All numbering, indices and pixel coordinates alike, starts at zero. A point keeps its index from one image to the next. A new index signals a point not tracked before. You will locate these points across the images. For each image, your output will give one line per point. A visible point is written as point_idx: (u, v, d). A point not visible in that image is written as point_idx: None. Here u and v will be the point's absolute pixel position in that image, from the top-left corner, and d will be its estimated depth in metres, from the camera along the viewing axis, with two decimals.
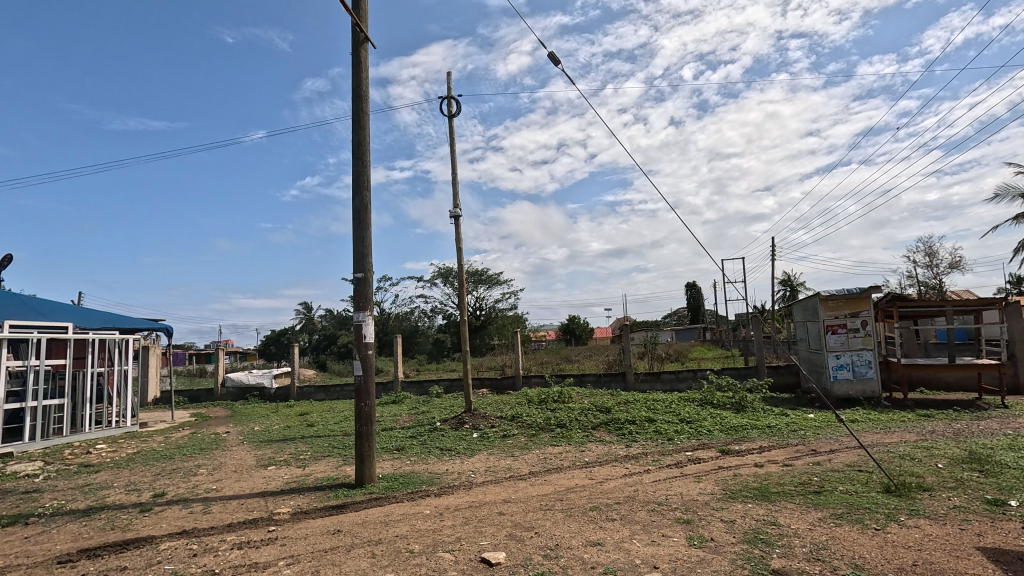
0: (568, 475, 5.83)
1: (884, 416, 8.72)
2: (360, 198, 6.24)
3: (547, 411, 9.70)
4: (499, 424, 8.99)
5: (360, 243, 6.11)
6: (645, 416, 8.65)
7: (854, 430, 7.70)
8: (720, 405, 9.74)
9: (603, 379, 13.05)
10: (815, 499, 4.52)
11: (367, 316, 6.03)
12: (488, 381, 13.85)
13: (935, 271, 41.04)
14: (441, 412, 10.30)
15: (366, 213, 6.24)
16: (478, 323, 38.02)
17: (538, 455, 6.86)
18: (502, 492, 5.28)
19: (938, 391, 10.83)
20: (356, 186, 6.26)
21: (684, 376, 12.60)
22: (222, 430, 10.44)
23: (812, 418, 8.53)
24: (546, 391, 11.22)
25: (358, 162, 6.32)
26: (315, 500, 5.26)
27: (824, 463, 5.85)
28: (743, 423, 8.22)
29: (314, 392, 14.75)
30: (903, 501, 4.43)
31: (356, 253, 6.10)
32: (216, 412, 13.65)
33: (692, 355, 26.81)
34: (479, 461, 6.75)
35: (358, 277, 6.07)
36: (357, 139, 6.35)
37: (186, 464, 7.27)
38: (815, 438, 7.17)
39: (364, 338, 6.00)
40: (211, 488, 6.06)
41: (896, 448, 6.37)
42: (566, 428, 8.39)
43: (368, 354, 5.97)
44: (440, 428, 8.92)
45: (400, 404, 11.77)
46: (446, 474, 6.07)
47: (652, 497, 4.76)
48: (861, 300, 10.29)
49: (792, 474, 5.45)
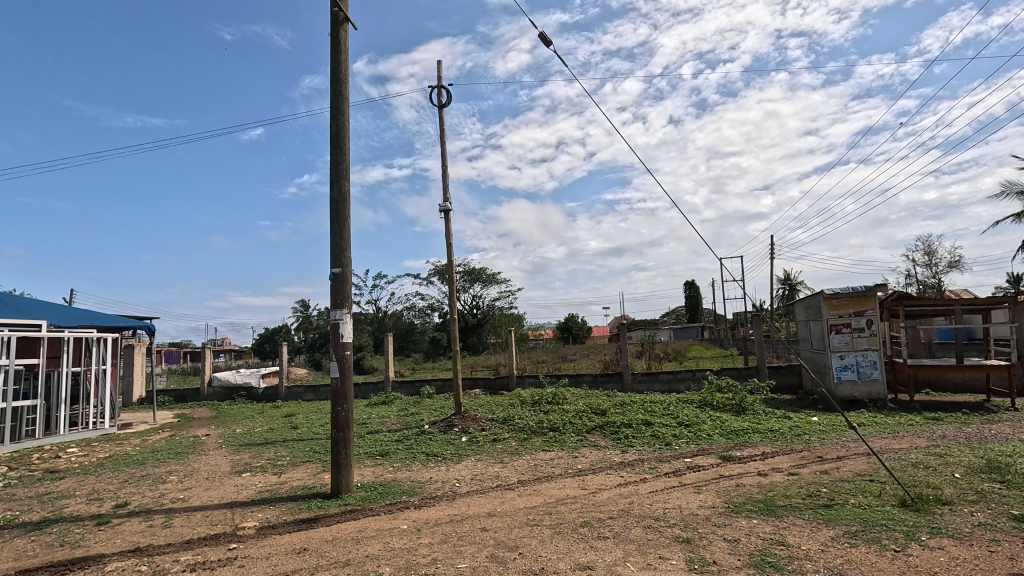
0: (559, 484, 5.45)
1: (891, 420, 8.36)
2: (337, 187, 5.85)
3: (540, 413, 9.32)
4: (489, 427, 8.60)
5: (338, 236, 5.72)
6: (642, 419, 8.27)
7: (862, 434, 7.33)
8: (720, 407, 9.37)
9: (600, 380, 12.67)
10: (825, 515, 4.15)
11: (344, 314, 5.64)
12: (481, 381, 13.47)
13: (935, 269, 40.69)
14: (430, 414, 9.92)
15: (344, 203, 5.85)
16: (475, 322, 37.60)
17: (529, 462, 6.48)
18: (486, 504, 4.90)
19: (944, 393, 10.47)
20: (335, 175, 5.87)
21: (683, 376, 12.23)
22: (202, 432, 10.05)
23: (816, 422, 8.16)
24: (540, 392, 10.84)
25: (337, 149, 5.93)
26: (284, 513, 4.87)
27: (832, 472, 5.47)
28: (744, 426, 7.85)
29: (303, 392, 14.37)
30: (922, 517, 4.06)
31: (333, 247, 5.72)
32: (202, 413, 13.26)
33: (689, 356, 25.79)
34: (466, 467, 6.36)
35: (335, 272, 5.68)
36: (335, 125, 5.96)
37: (157, 471, 6.87)
38: (820, 444, 6.80)
39: (341, 338, 5.61)
40: (177, 498, 5.67)
41: (908, 455, 5.99)
42: (559, 432, 8.02)
43: (345, 354, 5.59)
44: (427, 432, 8.54)
45: (389, 406, 11.38)
46: (428, 483, 5.69)
47: (648, 511, 4.39)
48: (866, 298, 9.92)
49: (799, 484, 5.07)
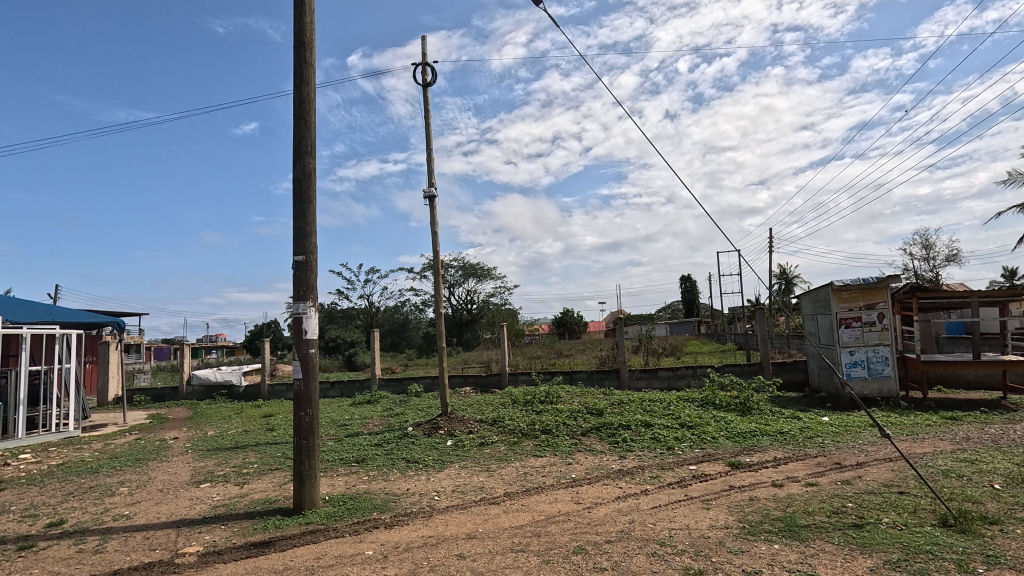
0: (550, 498, 4.85)
1: (907, 420, 7.82)
2: (301, 164, 5.20)
3: (532, 413, 8.72)
4: (477, 429, 8.01)
5: (301, 219, 5.08)
6: (642, 420, 7.69)
7: (879, 437, 6.77)
8: (724, 406, 8.82)
9: (596, 377, 12.10)
10: (858, 538, 3.56)
11: (309, 308, 5.01)
12: (471, 379, 12.88)
13: (933, 262, 40.40)
14: (415, 415, 9.32)
15: (308, 183, 5.19)
16: (469, 317, 37.01)
17: (518, 470, 5.89)
18: (468, 523, 4.30)
19: (958, 390, 9.93)
20: (298, 150, 5.21)
21: (683, 373, 11.67)
22: (171, 435, 9.40)
23: (828, 423, 7.60)
24: (532, 390, 10.24)
25: (300, 123, 5.27)
26: (235, 535, 4.27)
27: (855, 482, 4.89)
28: (751, 428, 7.28)
29: (286, 391, 13.75)
30: (972, 541, 3.47)
31: (297, 231, 5.08)
32: (177, 413, 12.60)
33: (694, 356, 21.91)
34: (447, 477, 5.75)
35: (297, 260, 5.04)
36: (298, 96, 5.30)
37: (108, 481, 6.23)
38: (836, 448, 6.23)
39: (305, 335, 4.97)
40: (121, 515, 5.03)
41: (936, 462, 5.43)
42: (552, 435, 7.43)
43: (310, 353, 4.96)
44: (411, 435, 7.93)
45: (373, 406, 10.77)
46: (404, 496, 5.08)
47: (652, 533, 3.80)
48: (877, 290, 9.37)
49: (820, 497, 4.48)
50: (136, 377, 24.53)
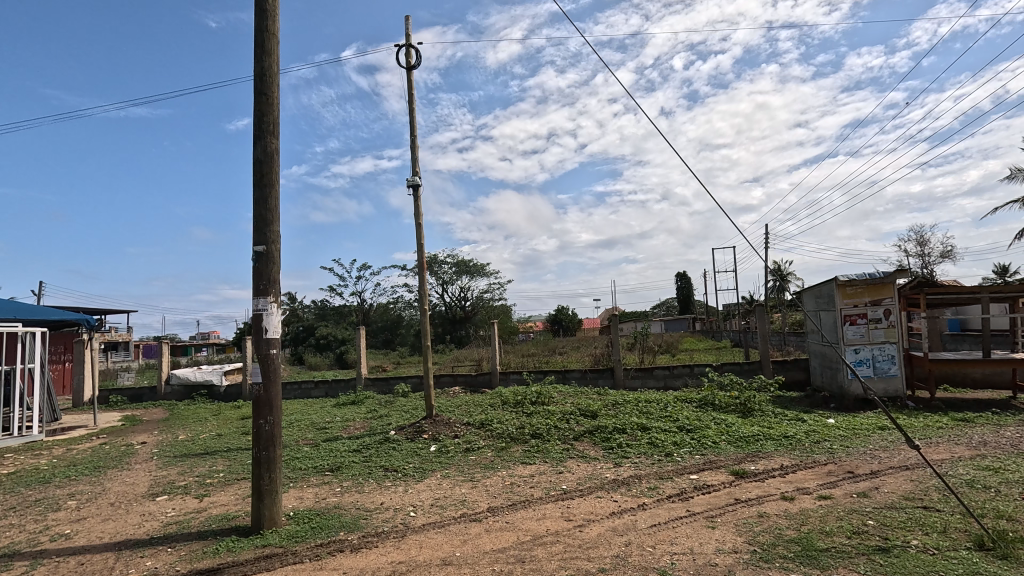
0: (538, 514, 4.38)
1: (918, 422, 7.40)
2: (261, 145, 4.66)
3: (521, 416, 8.25)
4: (463, 433, 7.54)
5: (261, 206, 4.57)
6: (638, 423, 7.24)
7: (889, 441, 6.36)
8: (724, 408, 8.40)
9: (590, 376, 11.65)
10: (886, 566, 3.11)
11: (270, 304, 4.50)
12: (461, 378, 12.41)
13: (928, 259, 40.35)
14: (399, 417, 8.86)
15: (269, 165, 4.66)
16: (463, 314, 36.54)
17: (504, 480, 5.42)
18: (445, 545, 3.83)
19: (965, 390, 9.57)
20: (258, 129, 4.67)
21: (680, 372, 11.25)
22: (140, 439, 8.87)
23: (834, 426, 7.19)
24: (523, 390, 9.76)
25: (260, 98, 4.72)
26: (181, 561, 3.76)
27: (873, 495, 4.45)
28: (754, 432, 6.86)
29: None
30: (1017, 570, 3.02)
31: (257, 218, 4.56)
32: (153, 414, 12.04)
33: (707, 356, 20.00)
34: (427, 489, 5.28)
35: (257, 251, 4.52)
36: (259, 69, 4.74)
37: (56, 493, 5.69)
38: (846, 454, 5.81)
39: (265, 333, 4.45)
40: (60, 534, 4.52)
41: (957, 470, 5.01)
42: (542, 439, 6.97)
43: (272, 354, 4.45)
44: (392, 439, 7.46)
45: (357, 408, 10.29)
46: (377, 512, 4.59)
47: (651, 560, 3.34)
48: (884, 286, 8.96)
49: (837, 514, 4.05)
50: (119, 377, 23.80)
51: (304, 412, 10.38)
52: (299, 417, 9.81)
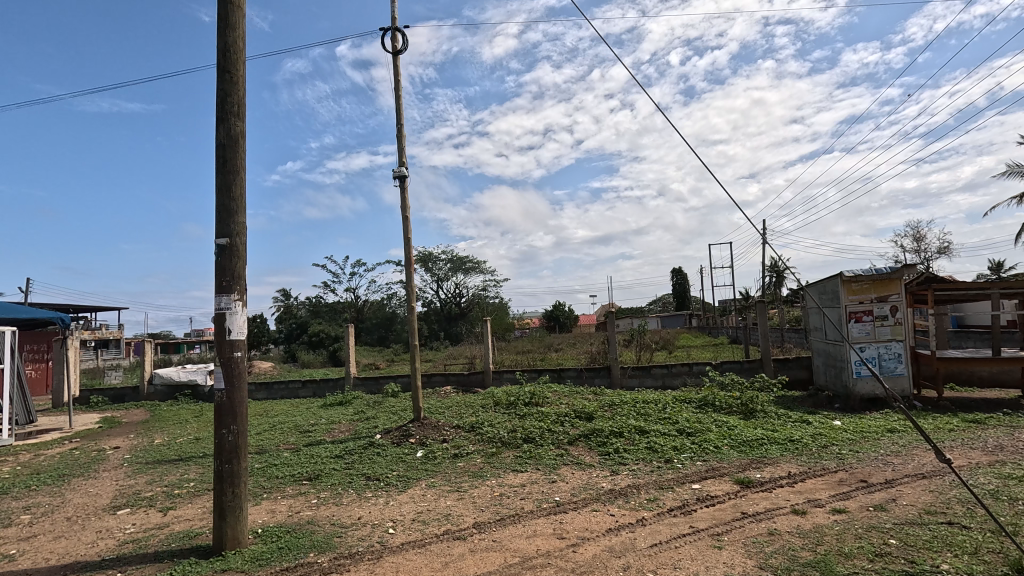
0: (528, 531, 4.01)
1: (927, 424, 7.09)
2: (224, 128, 4.23)
3: (514, 418, 7.89)
4: (452, 437, 7.18)
5: (225, 194, 4.15)
6: (635, 426, 6.88)
7: (900, 446, 6.04)
8: (725, 408, 8.05)
9: (586, 375, 11.30)
10: None
11: (235, 303, 4.08)
12: (453, 378, 12.04)
13: (924, 255, 40.38)
14: (387, 419, 8.49)
15: (234, 151, 4.24)
16: (458, 311, 36.26)
17: (492, 490, 5.06)
18: (424, 569, 3.46)
19: (972, 390, 9.29)
20: (221, 111, 4.24)
21: (678, 371, 10.91)
22: (114, 443, 8.46)
23: (841, 428, 6.86)
24: (515, 390, 9.39)
25: (224, 77, 4.28)
26: None
27: (891, 509, 4.11)
28: (757, 435, 6.52)
29: (255, 391, 12.85)
30: None
31: (219, 208, 4.14)
32: (133, 416, 11.60)
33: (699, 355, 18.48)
34: (410, 501, 4.90)
35: (220, 244, 4.10)
36: (222, 45, 4.30)
37: (10, 506, 5.27)
38: (857, 461, 5.47)
39: (229, 335, 4.04)
40: (4, 555, 4.11)
41: (977, 479, 4.68)
42: (535, 444, 6.61)
43: (236, 357, 4.04)
44: (378, 443, 7.09)
45: (344, 409, 9.93)
46: (353, 529, 4.21)
47: None
48: (890, 281, 8.63)
49: (854, 532, 3.69)
50: (106, 375, 23.24)
51: (289, 413, 9.99)
52: (283, 419, 9.41)
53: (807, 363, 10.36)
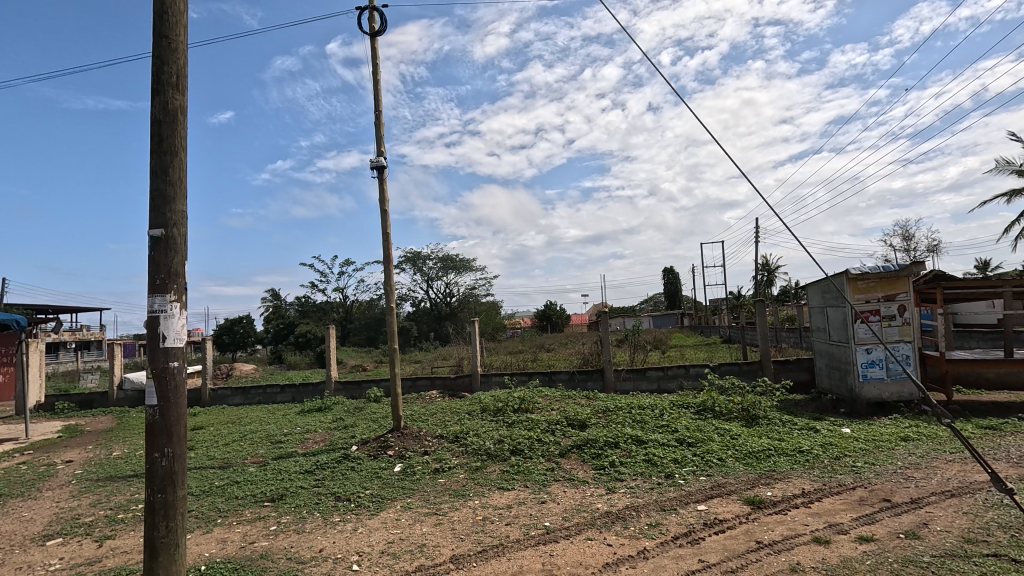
0: (513, 568, 3.47)
1: (943, 431, 6.64)
2: (159, 101, 3.62)
3: (502, 426, 7.34)
4: (434, 448, 6.64)
5: (160, 178, 3.56)
6: (631, 435, 6.37)
7: (918, 457, 5.57)
8: (726, 414, 7.57)
9: (578, 378, 10.79)
10: None
11: (171, 304, 3.49)
12: (439, 381, 11.49)
13: (912, 254, 40.51)
14: (365, 428, 7.93)
15: (172, 129, 3.64)
16: (448, 310, 35.72)
17: (475, 514, 4.51)
18: None
19: (981, 392, 8.92)
20: (156, 81, 3.63)
21: (674, 373, 10.43)
22: (68, 456, 7.79)
23: (852, 437, 6.39)
24: (504, 396, 8.85)
25: (161, 42, 3.67)
26: None
27: (925, 536, 3.62)
28: (763, 445, 6.03)
29: (230, 396, 12.22)
30: None
31: (154, 194, 3.56)
32: (98, 424, 10.91)
33: (695, 355, 18.36)
34: (381, 527, 4.34)
35: (153, 236, 3.51)
36: (158, 6, 3.68)
37: None
38: (874, 475, 5.00)
39: (163, 342, 3.45)
40: None
41: (1013, 497, 4.22)
42: (524, 456, 6.09)
43: (172, 368, 3.46)
44: (353, 456, 6.52)
45: (322, 416, 9.34)
46: (311, 565, 3.65)
47: None
48: (897, 280, 8.21)
49: (888, 566, 3.20)
50: (82, 377, 22.43)
51: (262, 421, 9.37)
52: (255, 428, 8.79)
53: (809, 364, 9.92)
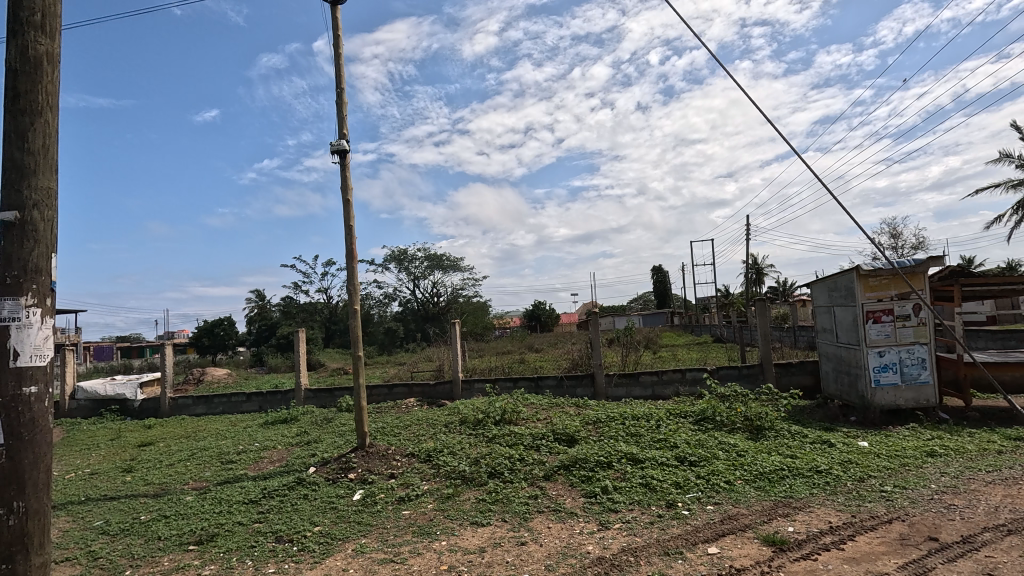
0: None
1: (970, 443, 5.97)
2: (14, 43, 2.74)
3: (480, 442, 6.54)
4: (402, 469, 5.83)
5: (15, 144, 2.71)
6: (626, 454, 5.61)
7: (953, 479, 4.87)
8: (728, 426, 6.86)
9: (567, 384, 10.04)
10: None
11: (26, 310, 2.65)
12: (417, 389, 10.65)
13: (901, 252, 40.48)
14: (329, 444, 7.09)
15: (31, 82, 2.77)
16: (435, 310, 34.90)
17: (440, 561, 3.71)
18: None
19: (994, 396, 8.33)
20: (12, 18, 2.76)
21: (670, 378, 9.70)
22: None
23: (873, 452, 5.69)
24: (485, 405, 8.06)
25: None
26: None
27: None
28: (775, 464, 5.31)
29: (192, 405, 11.26)
30: None
31: (6, 164, 2.70)
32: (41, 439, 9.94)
33: (689, 356, 17.75)
34: None
35: (2, 220, 2.66)
36: None
37: None
38: (910, 504, 4.28)
39: (14, 360, 2.62)
40: None
41: None
42: (503, 481, 5.30)
43: (27, 395, 2.62)
44: (309, 480, 5.70)
45: (286, 430, 8.49)
46: None
47: None
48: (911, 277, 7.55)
49: None
50: None
51: (219, 435, 8.49)
52: (208, 445, 7.90)
53: (813, 368, 9.26)
